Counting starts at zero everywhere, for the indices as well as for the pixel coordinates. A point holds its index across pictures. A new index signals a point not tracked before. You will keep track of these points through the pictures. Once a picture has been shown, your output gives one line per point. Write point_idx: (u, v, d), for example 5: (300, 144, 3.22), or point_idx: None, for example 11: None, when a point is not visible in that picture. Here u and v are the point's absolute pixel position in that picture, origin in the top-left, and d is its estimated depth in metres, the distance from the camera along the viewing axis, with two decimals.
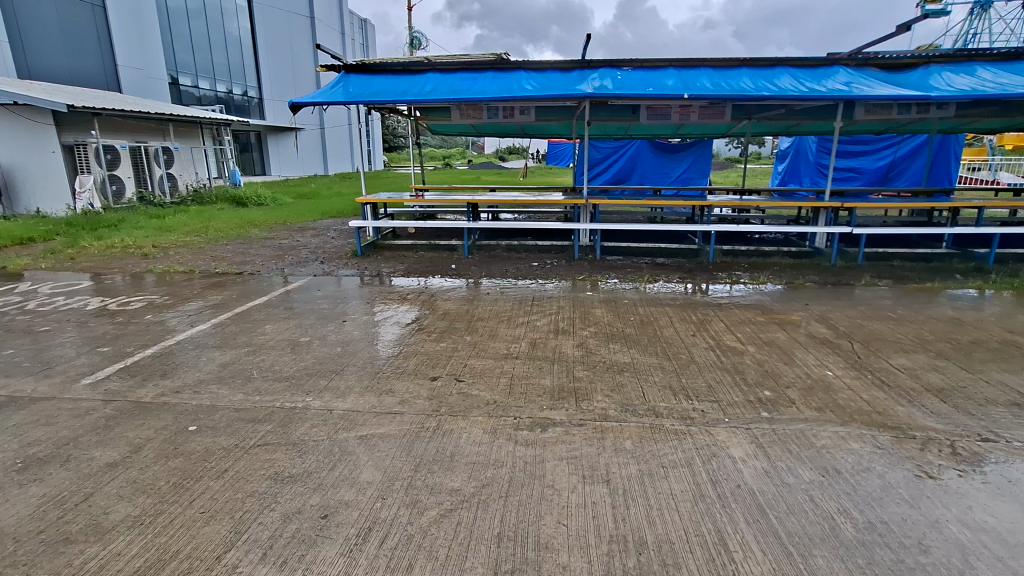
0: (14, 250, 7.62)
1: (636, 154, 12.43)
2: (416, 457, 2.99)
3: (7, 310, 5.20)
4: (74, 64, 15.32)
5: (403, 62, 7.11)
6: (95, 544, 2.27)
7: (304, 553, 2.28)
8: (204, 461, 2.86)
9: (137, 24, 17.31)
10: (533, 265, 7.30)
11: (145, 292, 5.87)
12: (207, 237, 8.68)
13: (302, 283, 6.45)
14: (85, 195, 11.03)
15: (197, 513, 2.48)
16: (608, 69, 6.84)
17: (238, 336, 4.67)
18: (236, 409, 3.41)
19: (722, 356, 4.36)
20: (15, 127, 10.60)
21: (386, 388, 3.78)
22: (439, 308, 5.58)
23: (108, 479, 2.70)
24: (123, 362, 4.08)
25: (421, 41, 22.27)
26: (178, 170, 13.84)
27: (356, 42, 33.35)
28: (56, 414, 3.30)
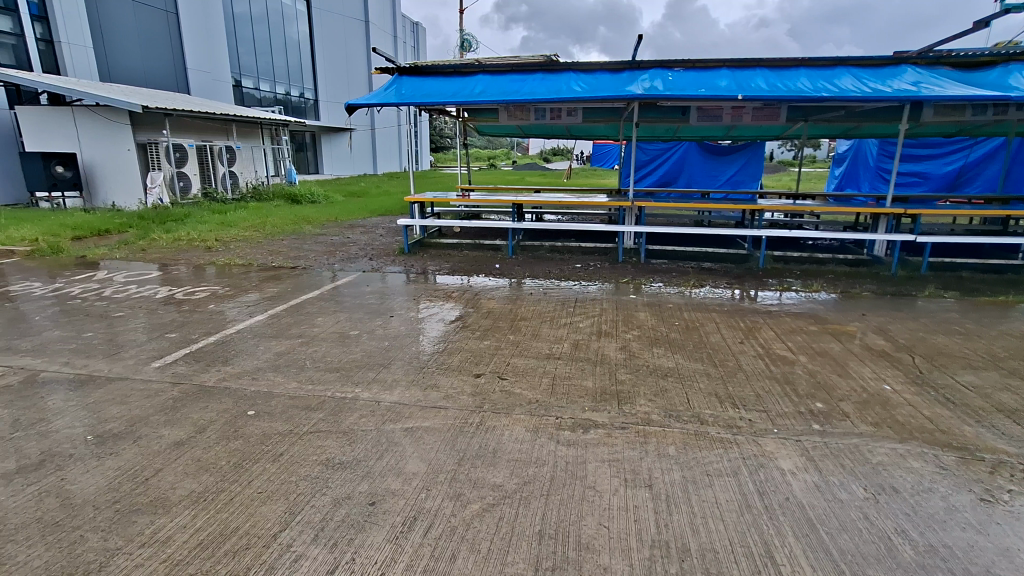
0: (92, 241, 8.22)
1: (684, 156, 12.19)
2: (460, 451, 3.06)
3: (87, 295, 5.63)
4: (149, 68, 16.36)
5: (454, 64, 7.24)
6: (163, 517, 2.43)
7: (353, 537, 2.38)
8: (261, 444, 3.02)
9: (205, 30, 18.33)
10: (577, 267, 7.28)
11: (208, 283, 6.22)
12: (265, 232, 9.11)
13: (352, 278, 6.68)
14: (155, 190, 11.84)
15: (254, 493, 2.62)
16: (659, 70, 6.74)
17: (292, 327, 4.89)
18: (290, 396, 3.58)
19: (772, 365, 4.23)
20: (97, 127, 11.48)
21: (431, 382, 3.87)
22: (483, 306, 5.65)
23: (175, 456, 2.89)
24: (188, 348, 4.35)
25: (471, 44, 22.55)
26: (239, 168, 14.54)
27: (408, 45, 34.12)
28: (129, 394, 3.55)
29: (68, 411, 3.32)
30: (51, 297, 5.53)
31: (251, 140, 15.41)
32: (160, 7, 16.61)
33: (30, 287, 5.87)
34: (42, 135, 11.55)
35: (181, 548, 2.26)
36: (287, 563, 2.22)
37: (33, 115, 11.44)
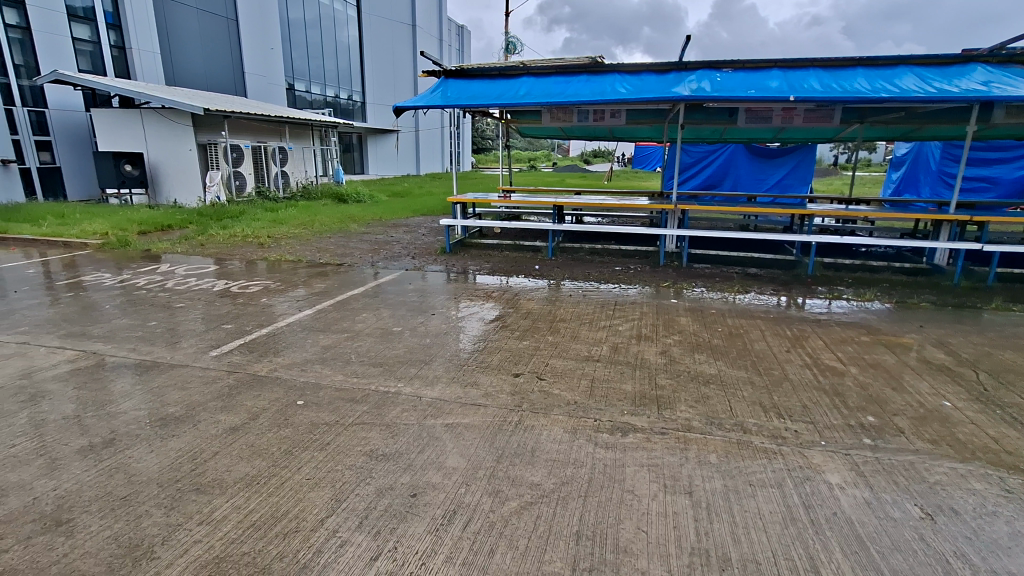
0: (156, 235, 8.73)
1: (729, 160, 11.88)
2: (499, 449, 3.10)
3: (152, 287, 5.98)
4: (210, 72, 17.21)
5: (500, 67, 7.31)
6: (220, 497, 2.57)
7: (396, 526, 2.45)
8: (310, 433, 3.14)
9: (262, 35, 19.16)
10: (617, 270, 7.22)
11: (260, 277, 6.51)
12: (313, 230, 9.44)
13: (394, 276, 6.84)
14: (213, 189, 12.39)
15: (302, 479, 2.74)
16: (707, 71, 6.62)
17: (338, 322, 5.07)
18: (337, 388, 3.72)
19: (820, 376, 4.08)
20: (163, 129, 12.16)
21: (471, 380, 3.93)
22: (522, 307, 5.69)
23: (230, 441, 3.04)
24: (243, 339, 4.56)
25: (515, 46, 22.66)
26: (290, 167, 15.11)
27: (453, 48, 34.62)
28: (188, 381, 3.76)
29: (134, 395, 3.54)
30: (120, 288, 5.91)
31: (302, 141, 16.00)
32: (222, 15, 17.48)
33: (100, 277, 6.28)
34: (114, 136, 12.36)
35: (236, 527, 2.39)
36: (333, 547, 2.31)
37: (105, 117, 12.23)
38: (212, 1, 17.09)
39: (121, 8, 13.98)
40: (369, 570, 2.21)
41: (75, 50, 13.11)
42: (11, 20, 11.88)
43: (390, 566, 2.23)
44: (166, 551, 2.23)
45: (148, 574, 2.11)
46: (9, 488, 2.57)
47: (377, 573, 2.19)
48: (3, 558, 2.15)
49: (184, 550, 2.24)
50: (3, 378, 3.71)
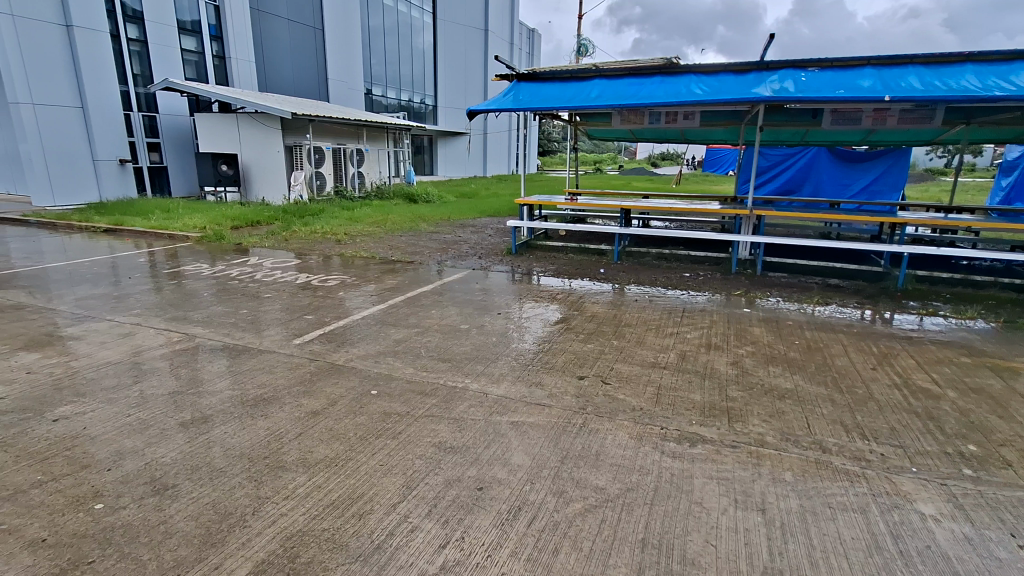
0: (246, 230, 9.43)
1: (809, 163, 11.35)
2: (564, 450, 3.11)
3: (242, 278, 6.47)
4: (297, 79, 18.36)
5: (572, 70, 7.31)
6: (303, 475, 2.75)
7: (463, 517, 2.53)
8: (383, 421, 3.30)
9: (345, 43, 20.19)
10: (685, 276, 7.03)
11: (337, 272, 6.87)
12: (386, 229, 9.84)
13: (460, 275, 7.00)
14: (297, 187, 13.26)
15: (375, 465, 2.87)
16: (791, 70, 6.30)
17: (409, 317, 5.27)
18: (407, 380, 3.87)
19: (912, 398, 3.77)
20: (255, 131, 13.01)
21: (536, 380, 3.97)
22: (586, 310, 5.65)
23: (312, 424, 3.24)
24: (322, 329, 4.84)
25: (587, 49, 22.53)
26: (366, 168, 15.82)
27: (523, 52, 34.94)
28: (274, 366, 4.04)
29: (227, 376, 3.85)
30: (215, 278, 6.44)
31: (377, 143, 16.71)
32: (310, 24, 18.59)
33: (198, 267, 6.87)
34: (214, 138, 13.34)
35: (317, 505, 2.55)
36: (405, 532, 2.41)
37: (207, 121, 13.30)
38: (301, 12, 18.21)
39: (223, 21, 15.19)
40: (438, 556, 2.28)
41: (183, 59, 14.38)
42: (132, 33, 13.22)
43: (458, 555, 2.30)
44: (256, 521, 2.41)
45: (241, 540, 2.29)
46: (125, 452, 2.87)
47: (446, 560, 2.27)
48: (121, 514, 2.39)
49: (271, 521, 2.42)
50: (118, 355, 4.15)
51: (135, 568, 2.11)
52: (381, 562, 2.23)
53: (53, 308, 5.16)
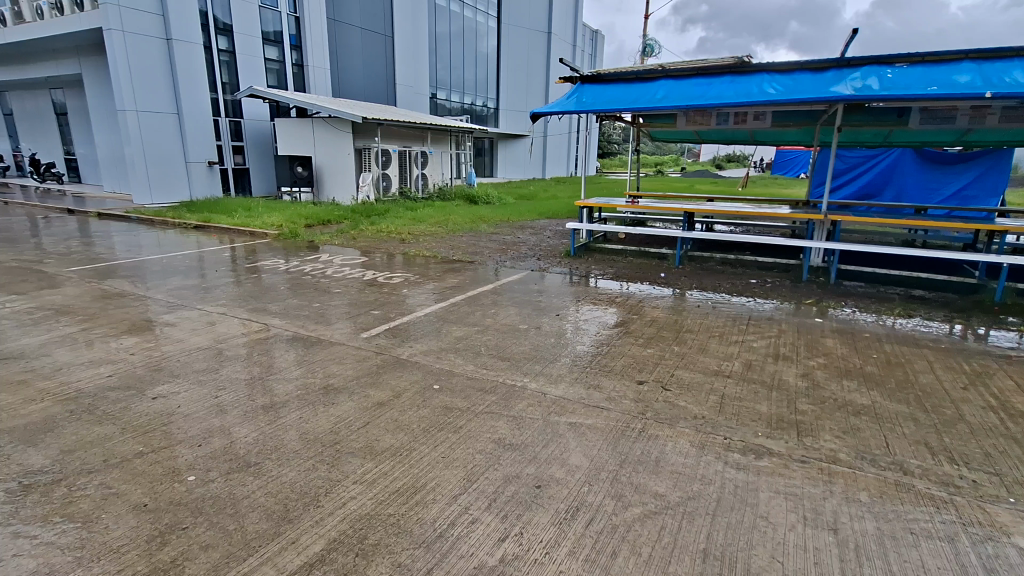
0: (318, 228, 9.95)
1: (892, 165, 10.65)
2: (622, 453, 3.08)
3: (314, 273, 6.84)
4: (367, 84, 19.16)
5: (637, 71, 7.22)
6: (370, 462, 2.89)
7: (522, 513, 2.56)
8: (445, 415, 3.40)
9: (413, 49, 20.90)
10: (751, 282, 6.76)
11: (400, 270, 7.13)
12: (447, 229, 10.10)
13: (518, 276, 7.07)
14: (365, 189, 13.81)
15: (437, 457, 2.97)
16: (875, 67, 5.92)
17: (470, 316, 5.38)
18: (468, 377, 3.97)
19: (1010, 422, 3.45)
20: (329, 135, 13.69)
21: (594, 382, 3.95)
22: (647, 315, 5.54)
23: (378, 414, 3.39)
24: (387, 324, 5.05)
25: (653, 49, 22.07)
26: (430, 170, 16.25)
27: (586, 53, 34.74)
28: (343, 357, 4.26)
29: (301, 366, 4.09)
30: (290, 272, 6.85)
31: (441, 146, 17.13)
32: (381, 32, 19.36)
33: (275, 263, 7.33)
34: (291, 142, 14.16)
35: (382, 491, 2.67)
36: (466, 523, 2.48)
37: (284, 126, 14.15)
38: (374, 20, 19.00)
39: (302, 31, 16.10)
40: (497, 549, 2.33)
41: (266, 68, 15.36)
42: (222, 45, 14.23)
43: (517, 550, 2.34)
44: (328, 502, 2.56)
45: (314, 518, 2.44)
46: (213, 430, 3.12)
47: (505, 553, 2.31)
48: (211, 486, 2.61)
49: (342, 503, 2.56)
50: (205, 341, 4.50)
51: (222, 537, 2.29)
52: (442, 550, 2.31)
53: (150, 297, 5.67)
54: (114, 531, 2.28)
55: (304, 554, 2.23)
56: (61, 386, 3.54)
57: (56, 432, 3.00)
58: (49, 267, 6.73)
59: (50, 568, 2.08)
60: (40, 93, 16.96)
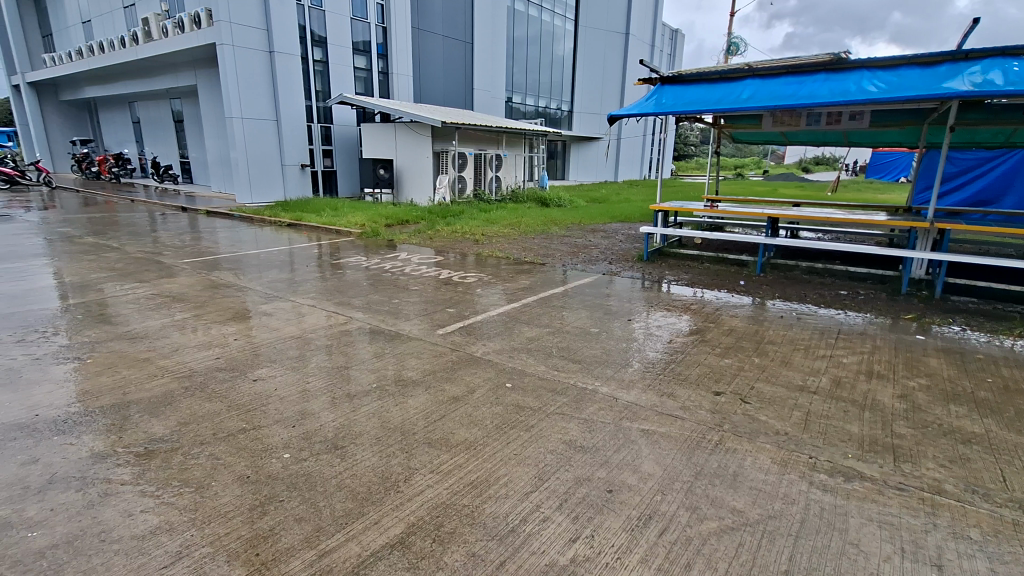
0: (397, 228, 10.42)
1: (1015, 168, 9.50)
2: (697, 465, 2.99)
3: (393, 271, 7.17)
4: (446, 90, 19.78)
5: (721, 70, 6.97)
6: (445, 454, 3.00)
7: (594, 516, 2.56)
8: (517, 414, 3.46)
9: (490, 55, 21.37)
10: (842, 294, 6.31)
11: (474, 270, 7.32)
12: (520, 231, 10.22)
13: (588, 279, 7.04)
14: (441, 191, 14.22)
15: (509, 454, 3.03)
16: (999, 60, 5.34)
17: (541, 317, 5.43)
18: (540, 377, 4.02)
19: None
20: (409, 139, 14.30)
21: (667, 390, 3.86)
22: (724, 324, 5.34)
23: (453, 408, 3.51)
24: (462, 322, 5.20)
25: (738, 46, 21.11)
26: (503, 172, 16.53)
27: (665, 53, 33.84)
28: (421, 352, 4.44)
29: (381, 358, 4.31)
30: (371, 269, 7.22)
31: (516, 148, 17.31)
32: (461, 39, 19.92)
33: (357, 260, 7.76)
34: (375, 146, 14.96)
35: (457, 482, 2.76)
36: (537, 521, 2.51)
37: (370, 131, 14.98)
38: (456, 28, 19.58)
39: (389, 40, 16.90)
40: (568, 549, 2.35)
41: (354, 76, 16.28)
42: (317, 55, 15.22)
43: (588, 552, 2.34)
44: (408, 488, 2.69)
45: (395, 502, 2.58)
46: (305, 413, 3.36)
47: (576, 554, 2.32)
48: (303, 464, 2.82)
49: (421, 490, 2.68)
50: (295, 331, 4.85)
51: (314, 512, 2.47)
52: (515, 544, 2.36)
53: (249, 288, 6.19)
54: (221, 498, 2.52)
55: (385, 535, 2.36)
56: (177, 365, 3.96)
57: (174, 405, 3.36)
58: (166, 259, 7.54)
59: (170, 525, 2.33)
60: (162, 102, 18.97)
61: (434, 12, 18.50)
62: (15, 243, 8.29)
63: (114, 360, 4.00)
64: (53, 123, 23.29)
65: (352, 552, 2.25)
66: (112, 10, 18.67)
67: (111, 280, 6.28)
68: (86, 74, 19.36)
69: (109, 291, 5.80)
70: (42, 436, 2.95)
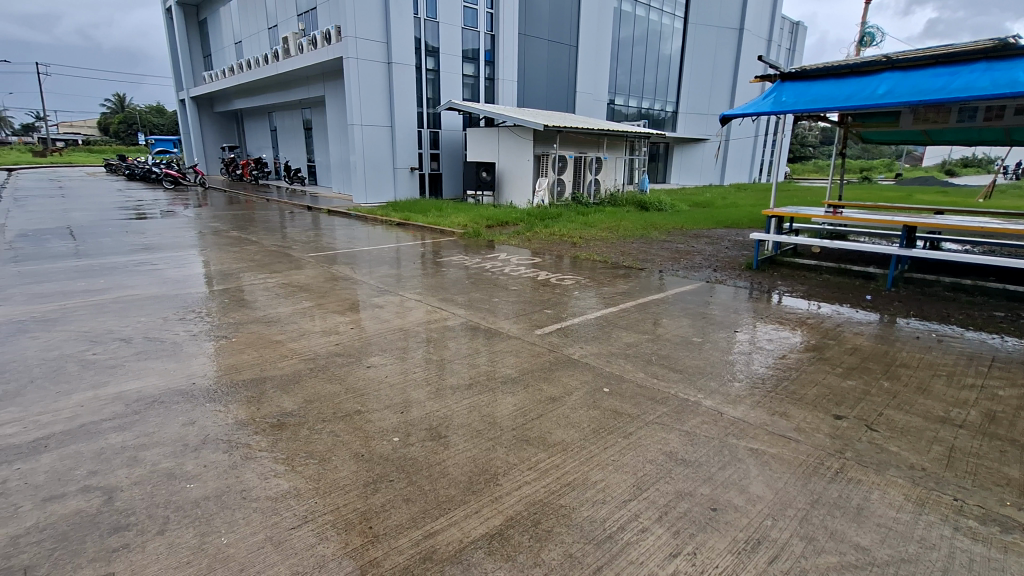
0: (496, 229, 10.70)
1: None
2: (814, 492, 2.75)
3: (492, 270, 7.38)
4: (549, 93, 19.96)
5: (854, 63, 6.37)
6: (543, 453, 3.03)
7: (696, 533, 2.45)
8: (616, 419, 3.41)
9: (595, 57, 21.26)
10: (996, 316, 5.47)
11: (570, 272, 7.31)
12: (618, 234, 10.06)
13: (690, 286, 6.75)
14: (540, 193, 14.35)
15: (607, 459, 2.99)
16: None
17: (640, 323, 5.30)
18: (639, 384, 3.92)
19: None
20: (512, 142, 14.62)
21: (780, 409, 3.59)
22: (846, 342, 4.84)
23: (550, 408, 3.54)
24: (559, 323, 5.23)
25: (873, 36, 19.05)
26: (603, 175, 16.36)
27: (783, 48, 31.42)
28: (519, 351, 4.52)
29: (480, 355, 4.44)
30: (472, 268, 7.48)
31: (617, 151, 17.02)
32: (567, 42, 19.98)
33: (458, 259, 8.07)
34: (480, 150, 15.57)
35: (554, 482, 2.78)
36: (636, 530, 2.45)
37: (476, 136, 15.59)
38: (562, 32, 19.70)
39: (496, 47, 17.42)
40: (669, 563, 2.26)
41: (462, 83, 16.96)
42: (430, 64, 16.05)
43: (689, 569, 2.24)
44: (506, 482, 2.76)
45: (495, 494, 2.65)
46: (411, 402, 3.56)
47: (677, 570, 2.23)
48: (411, 449, 3.00)
49: (518, 485, 2.73)
50: (402, 324, 5.15)
51: (420, 495, 2.61)
52: (612, 551, 2.32)
53: (363, 281, 6.69)
54: (340, 472, 2.76)
55: (485, 525, 2.44)
56: (302, 348, 4.38)
57: (301, 383, 3.73)
58: (293, 252, 8.37)
59: (297, 492, 2.59)
60: (294, 112, 21.13)
61: (542, 17, 18.75)
62: (178, 235, 9.68)
63: (252, 340, 4.52)
64: (208, 132, 26.86)
65: (454, 536, 2.35)
66: (259, 31, 21.11)
67: (249, 270, 7.10)
68: (236, 89, 22.10)
69: (247, 280, 6.56)
70: (198, 402, 3.41)
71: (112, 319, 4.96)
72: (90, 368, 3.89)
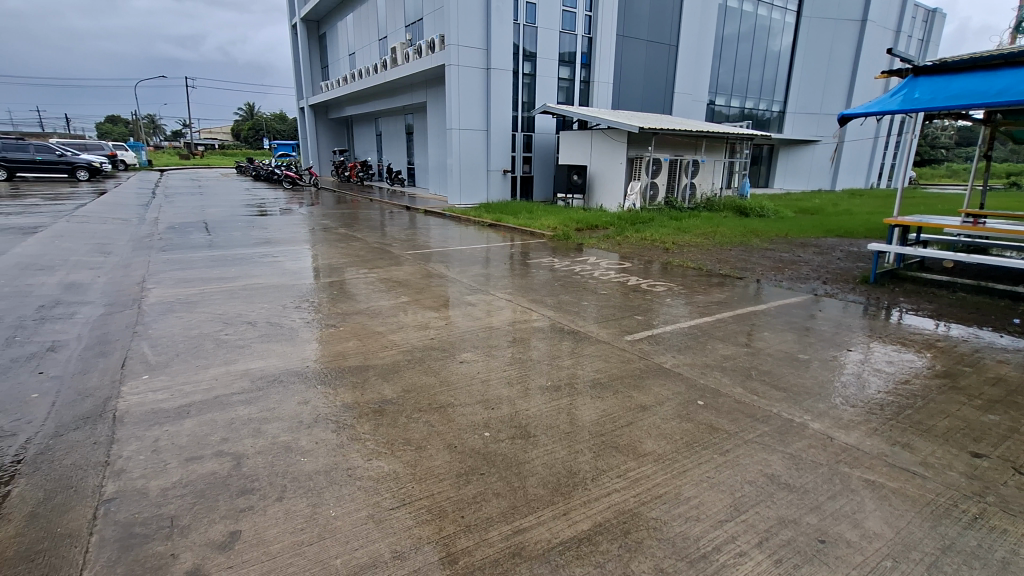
0: (586, 232, 10.64)
1: None
2: (945, 537, 2.44)
3: (582, 274, 7.33)
4: (646, 95, 19.48)
5: (1008, 53, 5.58)
6: (632, 462, 2.96)
7: (802, 564, 2.27)
8: (712, 434, 3.26)
9: (695, 56, 20.44)
10: None
11: (662, 279, 7.08)
12: (714, 241, 9.58)
13: (795, 299, 6.27)
14: (631, 196, 13.99)
15: (701, 476, 2.85)
16: None
17: (739, 335, 5.00)
18: (736, 400, 3.71)
19: None
20: (605, 145, 14.42)
21: (902, 439, 3.24)
22: (986, 370, 4.25)
23: (640, 417, 3.45)
24: (650, 330, 5.09)
25: None
26: (700, 179, 15.65)
27: (915, 38, 28.18)
28: (609, 356, 4.46)
29: (567, 357, 4.43)
30: (561, 271, 7.48)
31: (716, 154, 16.20)
32: (667, 42, 19.40)
33: (547, 261, 8.11)
34: (571, 153, 15.48)
35: (644, 492, 2.71)
36: (732, 553, 2.33)
37: (568, 139, 15.57)
38: (662, 32, 19.17)
39: (593, 49, 17.33)
40: None
41: (558, 86, 17.04)
42: (527, 69, 16.24)
43: None
44: (594, 487, 2.73)
45: (583, 498, 2.64)
46: (501, 400, 3.63)
47: None
48: (500, 445, 3.06)
49: (607, 492, 2.70)
50: (492, 323, 5.26)
51: (510, 490, 2.67)
52: (707, 571, 2.22)
53: (455, 279, 6.94)
54: (434, 460, 2.88)
55: (573, 528, 2.43)
56: (400, 341, 4.62)
57: (400, 374, 3.95)
58: (392, 249, 8.86)
59: (395, 475, 2.74)
60: (397, 117, 22.42)
61: (642, 18, 18.36)
62: (293, 230, 10.61)
63: (356, 330, 4.85)
64: (322, 137, 29.25)
65: (543, 536, 2.37)
66: (370, 43, 22.65)
67: (353, 265, 7.61)
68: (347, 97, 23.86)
69: (352, 274, 7.05)
70: (310, 384, 3.72)
71: (240, 304, 5.56)
72: (222, 346, 4.38)
